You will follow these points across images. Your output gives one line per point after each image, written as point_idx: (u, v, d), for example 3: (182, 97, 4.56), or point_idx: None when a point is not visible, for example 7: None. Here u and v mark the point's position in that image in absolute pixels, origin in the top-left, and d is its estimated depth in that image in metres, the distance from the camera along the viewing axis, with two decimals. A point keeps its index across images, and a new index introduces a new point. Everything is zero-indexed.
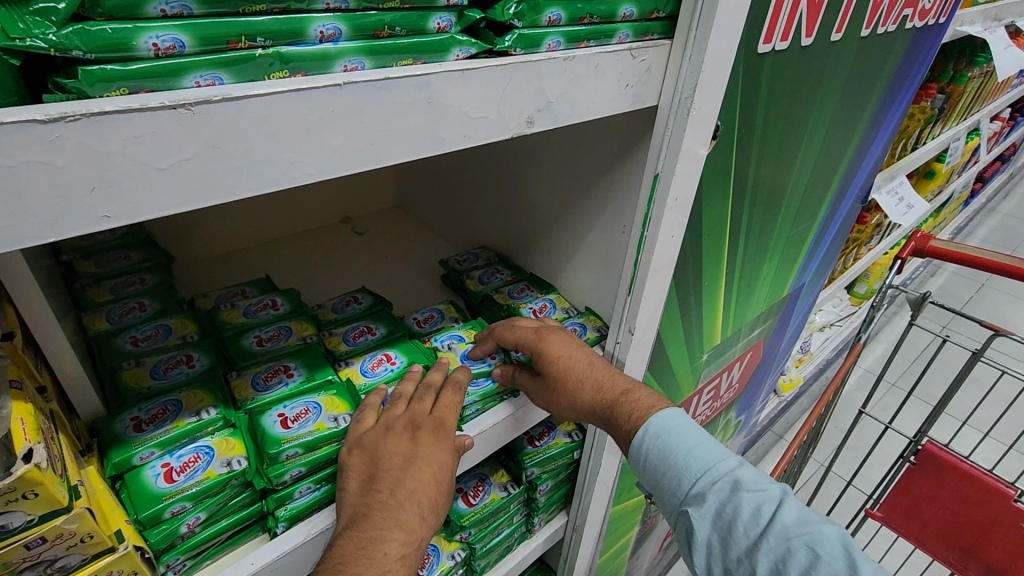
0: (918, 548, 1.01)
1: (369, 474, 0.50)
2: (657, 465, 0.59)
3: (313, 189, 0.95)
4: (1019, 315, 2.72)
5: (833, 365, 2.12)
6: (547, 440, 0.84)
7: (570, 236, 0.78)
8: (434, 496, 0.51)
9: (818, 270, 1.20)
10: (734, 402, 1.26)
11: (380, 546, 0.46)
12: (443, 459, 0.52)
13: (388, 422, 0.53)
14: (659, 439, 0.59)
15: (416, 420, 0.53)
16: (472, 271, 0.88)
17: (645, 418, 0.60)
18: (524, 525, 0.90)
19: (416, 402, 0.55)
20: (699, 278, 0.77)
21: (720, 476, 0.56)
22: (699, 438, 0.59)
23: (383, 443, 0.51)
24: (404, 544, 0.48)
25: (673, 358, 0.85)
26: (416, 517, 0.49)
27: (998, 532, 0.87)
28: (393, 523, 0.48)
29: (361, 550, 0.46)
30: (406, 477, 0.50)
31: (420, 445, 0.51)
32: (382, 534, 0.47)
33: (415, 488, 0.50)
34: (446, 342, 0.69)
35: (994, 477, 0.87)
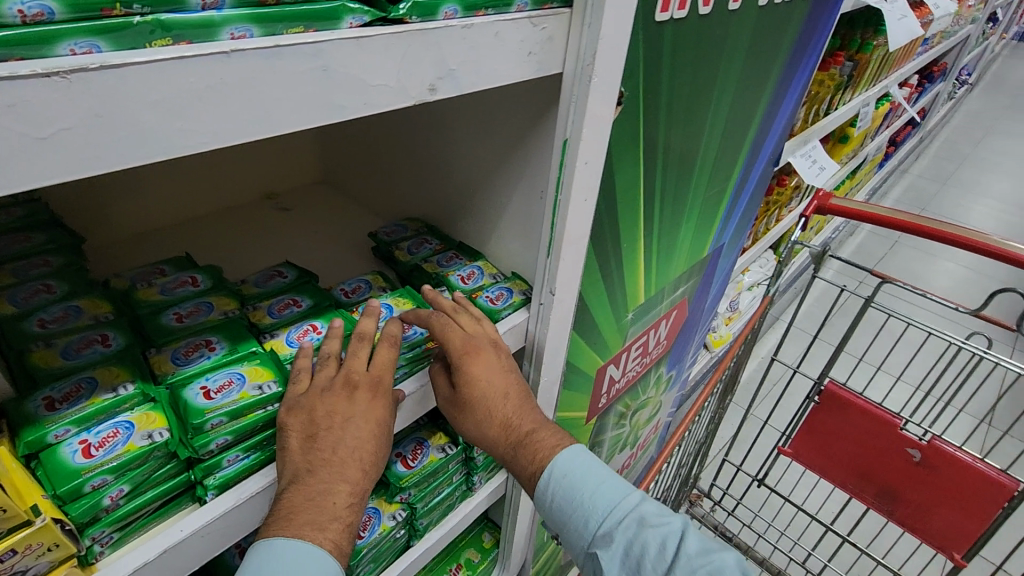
0: (823, 479, 1.11)
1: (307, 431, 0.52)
2: (564, 507, 0.67)
3: (230, 153, 0.91)
4: (926, 268, 2.97)
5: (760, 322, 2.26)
6: None
7: (492, 204, 0.81)
8: (374, 451, 0.54)
9: (736, 230, 1.28)
10: (663, 359, 1.33)
11: (327, 497, 0.50)
12: (381, 415, 0.55)
13: (322, 383, 0.55)
14: (565, 480, 0.66)
15: (352, 379, 0.55)
16: (400, 242, 0.89)
17: (551, 460, 0.67)
18: (464, 483, 0.94)
19: (350, 358, 0.56)
20: (617, 240, 0.82)
21: (624, 515, 0.65)
22: (603, 480, 0.68)
23: (319, 404, 0.53)
24: (351, 494, 0.52)
25: (598, 318, 0.90)
26: (362, 468, 0.53)
27: (890, 458, 0.99)
28: (339, 476, 0.51)
29: (310, 501, 0.49)
30: (348, 433, 0.53)
31: (356, 404, 0.54)
32: (331, 486, 0.51)
33: (355, 444, 0.53)
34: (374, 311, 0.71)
35: (884, 409, 0.98)
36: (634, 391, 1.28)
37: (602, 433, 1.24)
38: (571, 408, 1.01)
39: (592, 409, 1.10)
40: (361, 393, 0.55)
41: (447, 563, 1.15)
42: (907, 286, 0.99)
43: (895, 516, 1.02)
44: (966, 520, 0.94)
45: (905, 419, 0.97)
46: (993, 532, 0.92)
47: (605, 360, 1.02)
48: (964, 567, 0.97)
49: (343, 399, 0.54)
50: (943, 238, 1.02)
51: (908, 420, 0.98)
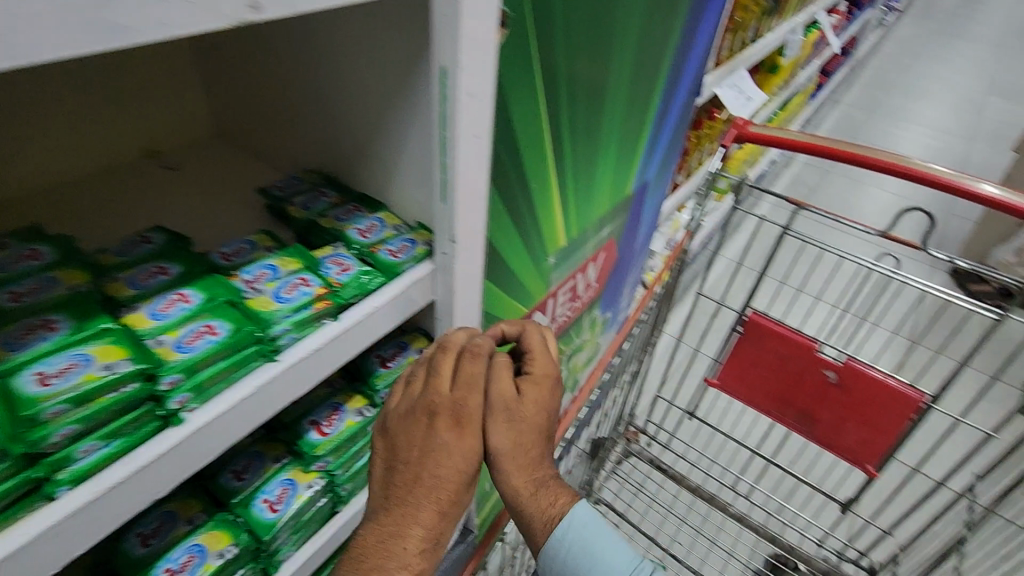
0: (747, 406, 1.15)
1: (395, 463, 0.65)
2: (579, 557, 0.72)
3: (72, 74, 0.75)
4: (855, 196, 3.07)
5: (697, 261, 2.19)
6: (398, 360, 0.88)
7: (391, 148, 0.74)
8: (450, 495, 0.64)
9: (661, 165, 1.25)
10: (596, 301, 1.32)
11: (399, 541, 0.61)
12: (456, 456, 0.64)
13: (410, 410, 0.67)
14: (581, 530, 0.72)
15: (433, 407, 0.66)
16: (294, 197, 0.80)
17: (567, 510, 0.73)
18: None
19: (433, 381, 0.67)
20: (524, 180, 0.77)
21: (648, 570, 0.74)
22: (620, 547, 0.75)
23: (413, 432, 0.66)
24: (422, 538, 0.62)
25: (514, 264, 0.87)
26: (433, 514, 0.63)
27: (807, 381, 1.02)
28: (410, 521, 0.62)
29: (384, 544, 0.61)
30: (423, 474, 0.63)
31: (437, 442, 0.64)
32: (401, 530, 0.62)
33: (431, 486, 0.63)
34: (257, 274, 0.64)
35: (802, 334, 1.00)
36: (567, 335, 1.27)
37: None
38: None
39: None
40: (440, 433, 0.65)
41: None
42: (822, 212, 0.99)
43: (813, 435, 1.06)
44: (877, 433, 0.99)
45: (822, 343, 1.00)
46: (900, 442, 0.98)
47: (529, 307, 1.00)
48: (874, 477, 1.02)
49: (426, 428, 0.65)
50: (855, 161, 1.02)
51: (824, 343, 1.01)
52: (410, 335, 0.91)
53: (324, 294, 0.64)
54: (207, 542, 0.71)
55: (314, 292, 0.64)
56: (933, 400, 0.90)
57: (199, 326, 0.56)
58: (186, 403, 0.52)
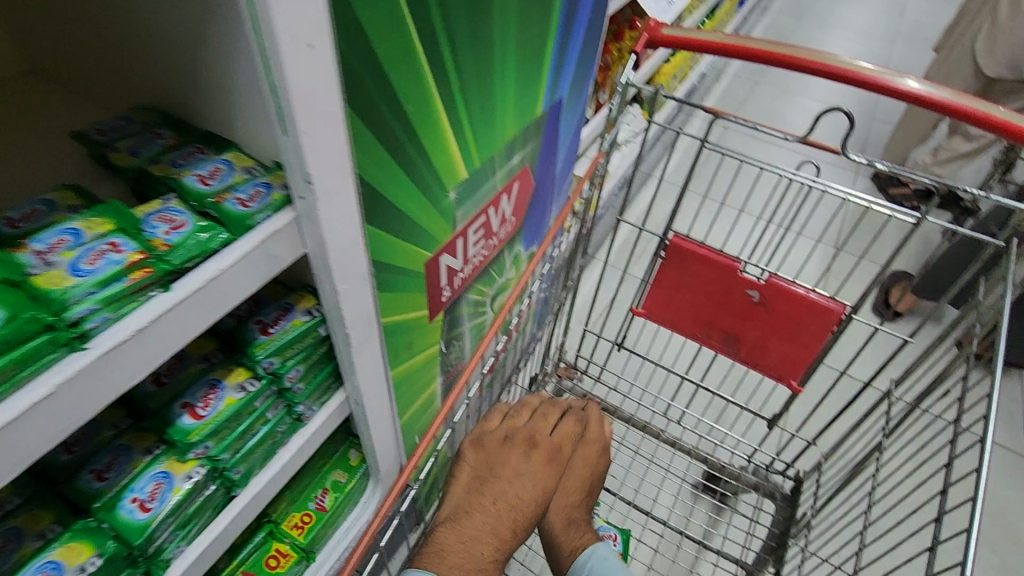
0: (674, 332, 1.11)
1: (485, 477, 0.82)
2: None
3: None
4: (784, 106, 3.05)
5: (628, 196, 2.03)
6: (283, 324, 0.77)
7: (222, 70, 0.59)
8: (522, 514, 0.79)
9: (575, 82, 1.14)
10: (516, 236, 1.24)
11: (474, 543, 0.74)
12: (538, 480, 0.83)
13: (503, 437, 0.87)
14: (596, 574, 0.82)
15: (532, 440, 0.87)
16: (120, 140, 0.65)
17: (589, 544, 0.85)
18: (289, 416, 0.83)
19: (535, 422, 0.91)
20: (397, 103, 0.65)
21: None
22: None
23: (506, 458, 0.84)
24: (496, 550, 0.75)
25: (403, 204, 0.76)
26: (508, 526, 0.77)
27: (731, 302, 0.99)
28: (489, 529, 0.76)
29: (460, 542, 0.74)
30: (511, 488, 0.80)
31: (526, 464, 0.84)
32: (480, 535, 0.75)
33: (511, 503, 0.79)
34: (52, 242, 0.51)
35: (724, 254, 0.96)
36: (488, 275, 1.19)
37: (457, 326, 1.17)
38: (402, 310, 0.89)
39: (435, 305, 1.00)
40: (533, 460, 0.85)
41: (312, 490, 1.08)
42: (741, 120, 0.92)
43: (739, 356, 1.04)
44: (799, 349, 0.97)
45: (744, 262, 0.96)
46: (822, 356, 0.97)
47: (434, 250, 0.90)
48: (798, 392, 1.02)
49: (522, 456, 0.84)
50: (776, 62, 0.94)
51: (747, 263, 0.97)
52: (296, 294, 0.81)
53: (140, 258, 0.52)
54: (64, 557, 0.60)
55: (127, 259, 0.52)
56: (854, 311, 0.89)
57: None
58: None
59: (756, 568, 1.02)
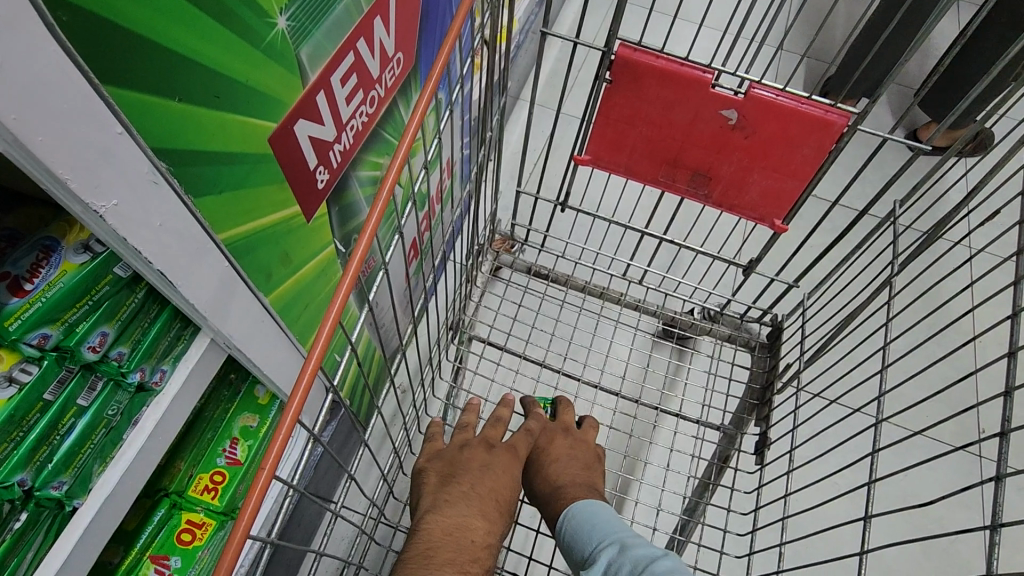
0: (629, 180, 0.88)
1: (457, 474, 0.73)
2: (568, 537, 0.72)
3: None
4: None
5: (563, 21, 1.67)
6: (45, 275, 0.49)
7: None
8: (504, 495, 0.73)
9: None
10: (412, 81, 0.91)
11: (467, 531, 0.65)
12: (513, 474, 0.76)
13: (463, 441, 0.80)
14: (573, 518, 0.73)
15: (489, 441, 0.79)
16: None
17: (575, 506, 0.74)
18: (121, 392, 0.57)
19: (492, 431, 0.82)
20: None
21: (609, 542, 0.67)
22: (594, 526, 0.70)
23: (474, 457, 0.76)
24: (486, 534, 0.66)
25: (191, 44, 0.45)
26: (492, 511, 0.70)
27: (700, 130, 0.75)
28: (476, 515, 0.67)
29: (448, 533, 0.64)
30: (488, 477, 0.73)
31: (494, 454, 0.77)
32: (469, 520, 0.66)
33: (492, 483, 0.73)
34: None
35: (689, 64, 0.70)
36: (380, 141, 0.88)
37: (354, 216, 0.89)
38: (250, 217, 0.61)
39: (308, 198, 0.72)
40: (503, 456, 0.77)
41: (218, 444, 0.88)
42: None
43: (710, 200, 0.84)
44: (786, 181, 0.77)
45: (718, 73, 0.71)
46: (815, 183, 0.77)
47: (277, 119, 0.60)
48: (783, 231, 0.83)
49: (486, 452, 0.77)
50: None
51: (720, 73, 0.72)
52: (62, 223, 0.52)
53: None
54: None
55: None
56: (861, 120, 0.67)
57: None
58: None
59: (737, 429, 0.90)
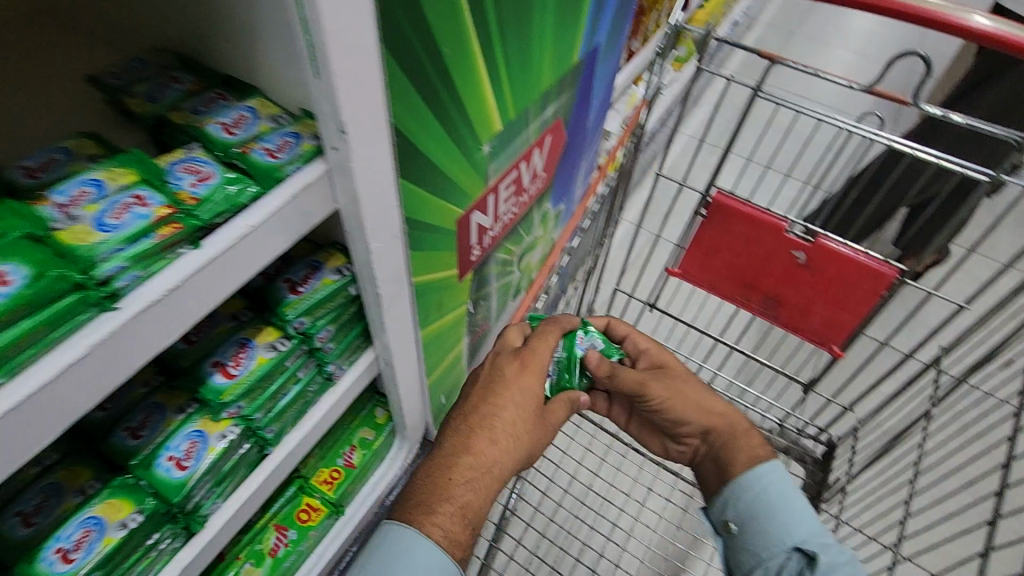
0: (709, 293, 1.07)
1: (462, 410, 0.86)
2: (771, 500, 0.84)
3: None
4: (834, 50, 2.84)
5: (666, 154, 1.96)
6: (312, 283, 0.74)
7: (240, 7, 0.53)
8: (508, 416, 0.84)
9: (613, 26, 1.06)
10: (546, 193, 1.19)
11: (451, 471, 0.78)
12: (521, 415, 0.85)
13: (487, 366, 0.92)
14: (771, 489, 0.85)
15: (496, 372, 0.90)
16: (137, 86, 0.61)
17: (775, 473, 0.86)
18: (319, 374, 0.81)
19: (500, 352, 0.94)
20: (436, 45, 0.60)
21: (820, 539, 0.80)
22: (795, 504, 0.84)
23: (491, 381, 0.88)
24: (468, 471, 0.78)
25: (439, 157, 0.72)
26: (501, 439, 0.82)
27: (773, 262, 0.94)
28: (486, 441, 0.81)
29: (435, 481, 0.77)
30: (493, 424, 0.83)
31: (508, 374, 0.88)
32: (457, 455, 0.79)
33: (494, 416, 0.83)
34: (184, 168, 0.54)
35: (770, 213, 0.90)
36: (516, 234, 1.14)
37: (485, 285, 1.13)
38: (431, 269, 0.86)
39: (464, 265, 0.97)
40: (506, 398, 0.85)
41: (340, 446, 1.08)
42: (792, 64, 0.87)
43: (779, 320, 1.01)
44: (846, 314, 0.93)
45: (792, 221, 0.91)
46: (867, 322, 0.93)
47: (465, 207, 0.85)
48: (839, 357, 0.99)
49: (508, 376, 0.88)
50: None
51: (794, 222, 0.92)
52: (325, 253, 0.78)
53: (188, 199, 0.51)
54: (104, 513, 0.61)
55: (184, 190, 0.52)
56: (909, 275, 0.84)
57: None
58: None
59: None
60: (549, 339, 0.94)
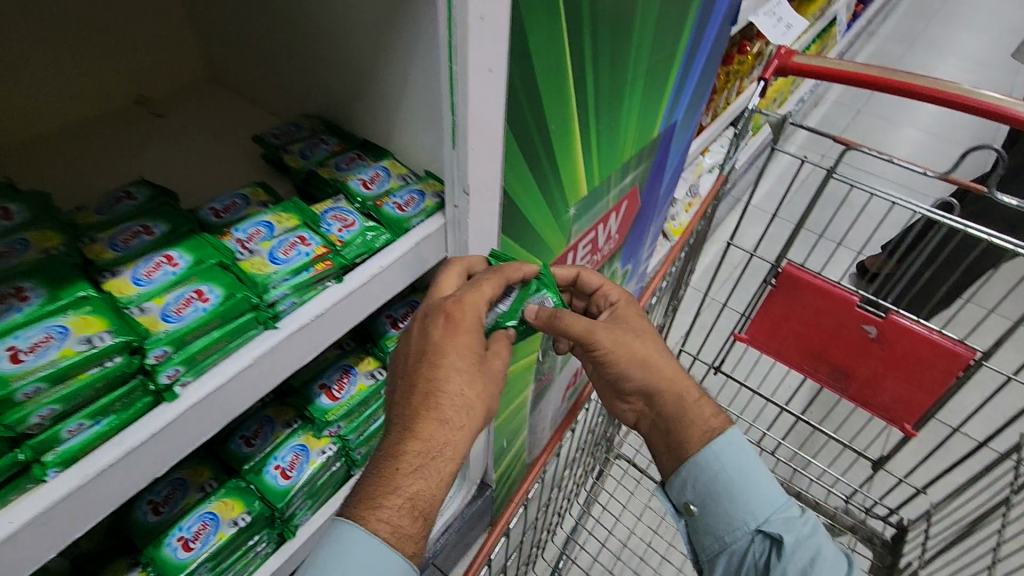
0: (776, 360, 1.09)
1: (403, 380, 0.61)
2: (729, 476, 0.74)
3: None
4: (904, 129, 2.84)
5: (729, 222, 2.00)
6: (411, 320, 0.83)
7: (389, 88, 0.65)
8: (459, 390, 0.59)
9: (690, 105, 1.15)
10: (617, 253, 1.26)
11: (398, 463, 0.55)
12: (470, 380, 0.60)
13: (424, 325, 0.62)
14: (728, 465, 0.74)
15: (434, 347, 0.60)
16: (292, 145, 0.73)
17: (734, 442, 0.75)
18: None
19: (433, 308, 0.63)
20: (544, 123, 0.70)
21: (785, 513, 0.72)
22: (754, 476, 0.74)
23: (426, 353, 0.60)
24: (419, 456, 0.56)
25: (533, 216, 0.81)
26: (451, 419, 0.58)
27: (843, 334, 0.96)
28: (427, 421, 0.57)
29: (382, 477, 0.55)
30: (438, 399, 0.58)
31: (448, 342, 0.60)
32: (402, 441, 0.56)
33: (442, 395, 0.58)
34: (335, 214, 0.65)
35: (840, 286, 0.93)
36: None
37: None
38: None
39: None
40: (445, 366, 0.59)
41: None
42: (865, 149, 0.91)
43: (847, 392, 1.02)
44: (918, 392, 0.93)
45: (862, 295, 0.93)
46: (941, 402, 0.92)
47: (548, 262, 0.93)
48: (912, 436, 0.98)
49: (442, 348, 0.60)
50: (895, 91, 0.90)
51: (865, 296, 0.94)
52: (422, 294, 0.87)
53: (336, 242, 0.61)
54: (219, 510, 0.69)
55: (332, 234, 0.62)
56: (985, 358, 0.84)
57: (188, 291, 0.52)
58: (179, 377, 0.48)
59: None
60: (487, 295, 0.64)
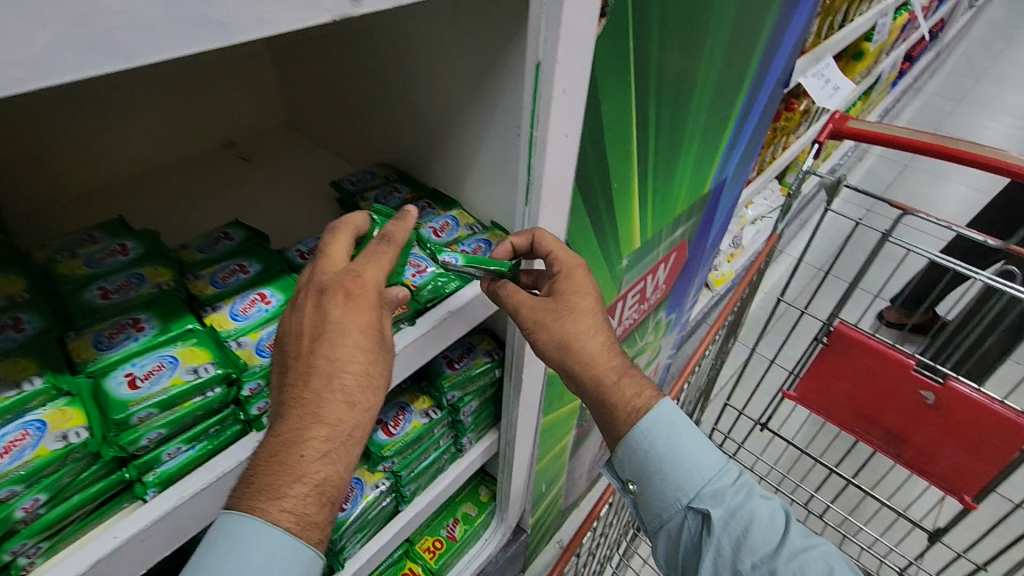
0: (826, 419, 1.07)
1: (288, 358, 0.50)
2: (660, 453, 0.70)
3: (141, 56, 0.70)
4: (954, 186, 2.79)
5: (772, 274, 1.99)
6: (466, 361, 0.85)
7: (464, 145, 0.69)
8: (364, 366, 0.50)
9: (740, 162, 1.18)
10: (663, 303, 1.27)
11: (299, 450, 0.47)
12: (375, 355, 0.51)
13: (316, 290, 0.51)
14: (660, 442, 0.70)
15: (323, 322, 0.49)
16: (367, 192, 0.78)
17: (664, 415, 0.70)
18: (453, 446, 0.91)
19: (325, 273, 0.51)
20: (606, 181, 0.73)
21: (720, 486, 0.69)
22: (687, 450, 0.71)
23: (315, 327, 0.49)
24: (326, 440, 0.48)
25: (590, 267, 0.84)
26: (354, 396, 0.49)
27: (898, 397, 0.94)
28: (331, 403, 0.48)
29: (281, 466, 0.47)
30: (340, 377, 0.49)
31: (343, 313, 0.49)
32: (301, 426, 0.47)
33: (340, 372, 0.49)
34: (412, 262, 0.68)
35: (895, 348, 0.92)
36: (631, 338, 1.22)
37: None
38: None
39: None
40: (348, 344, 0.49)
41: (444, 518, 1.15)
42: (923, 214, 0.91)
43: (902, 458, 1.00)
44: (979, 464, 0.90)
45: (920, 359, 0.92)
46: (1004, 476, 0.89)
47: None
48: (973, 508, 0.94)
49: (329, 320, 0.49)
50: (951, 159, 0.90)
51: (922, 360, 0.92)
52: (477, 336, 0.89)
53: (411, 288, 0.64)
54: None
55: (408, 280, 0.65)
56: None
57: None
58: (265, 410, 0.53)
59: None
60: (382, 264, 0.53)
